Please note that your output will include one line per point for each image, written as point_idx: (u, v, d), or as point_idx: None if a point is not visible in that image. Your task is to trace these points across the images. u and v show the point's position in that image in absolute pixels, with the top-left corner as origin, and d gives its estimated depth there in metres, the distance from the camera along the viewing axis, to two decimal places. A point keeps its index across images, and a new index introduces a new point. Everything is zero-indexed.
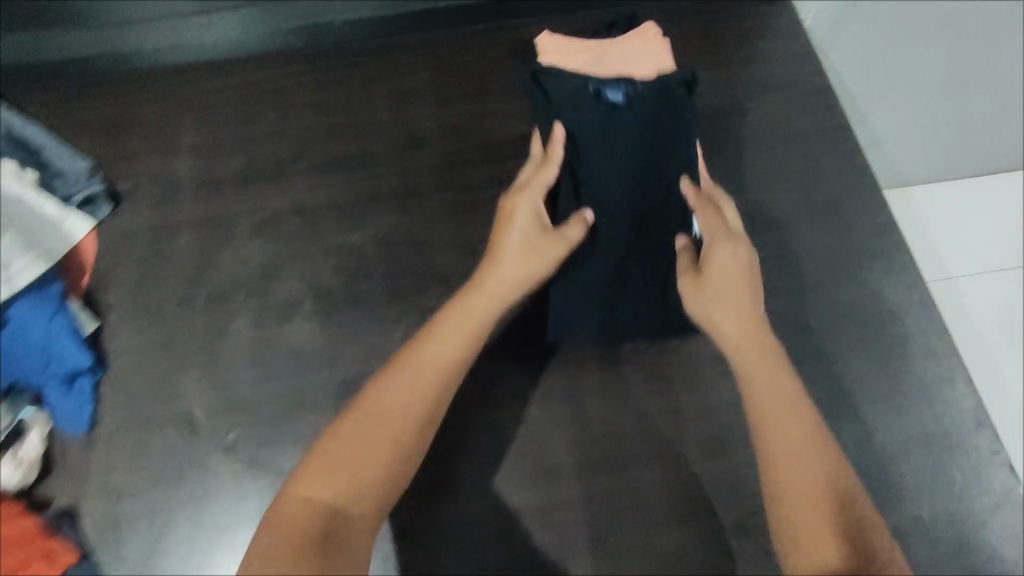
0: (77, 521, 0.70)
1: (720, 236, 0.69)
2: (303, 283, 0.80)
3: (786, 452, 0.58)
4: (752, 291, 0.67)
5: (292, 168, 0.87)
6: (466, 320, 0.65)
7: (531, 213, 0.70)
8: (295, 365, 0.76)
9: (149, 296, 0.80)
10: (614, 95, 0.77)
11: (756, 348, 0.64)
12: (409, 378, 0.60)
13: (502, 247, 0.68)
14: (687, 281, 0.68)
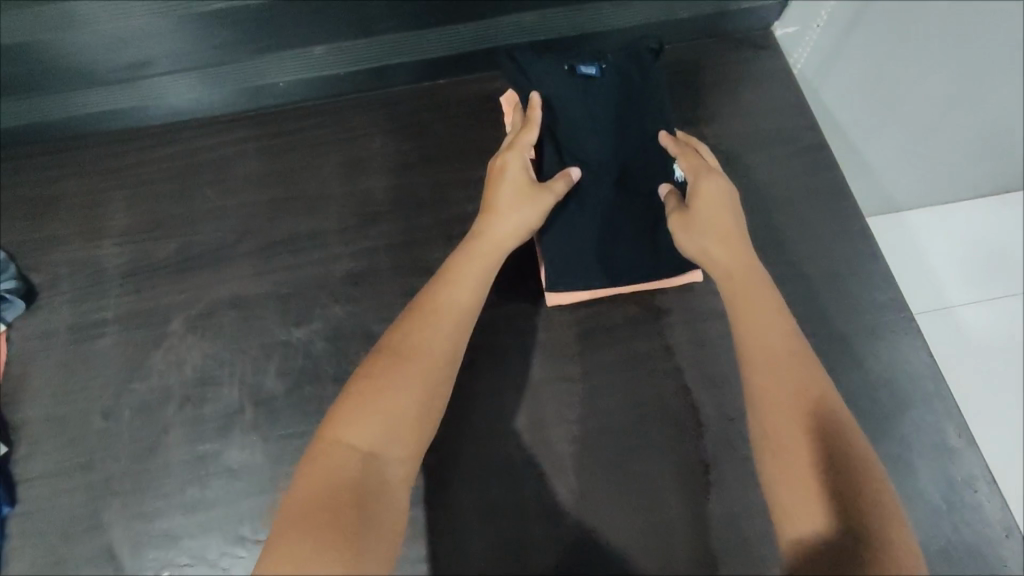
0: None
1: (702, 169, 0.64)
2: (244, 387, 0.70)
3: (784, 379, 0.53)
4: (737, 220, 0.62)
5: (234, 251, 0.78)
6: (477, 267, 0.60)
7: (521, 171, 0.64)
8: (234, 490, 0.65)
9: (66, 409, 0.69)
10: (589, 69, 0.77)
11: (753, 290, 0.58)
12: (427, 325, 0.55)
13: (501, 196, 0.63)
14: (674, 218, 0.63)
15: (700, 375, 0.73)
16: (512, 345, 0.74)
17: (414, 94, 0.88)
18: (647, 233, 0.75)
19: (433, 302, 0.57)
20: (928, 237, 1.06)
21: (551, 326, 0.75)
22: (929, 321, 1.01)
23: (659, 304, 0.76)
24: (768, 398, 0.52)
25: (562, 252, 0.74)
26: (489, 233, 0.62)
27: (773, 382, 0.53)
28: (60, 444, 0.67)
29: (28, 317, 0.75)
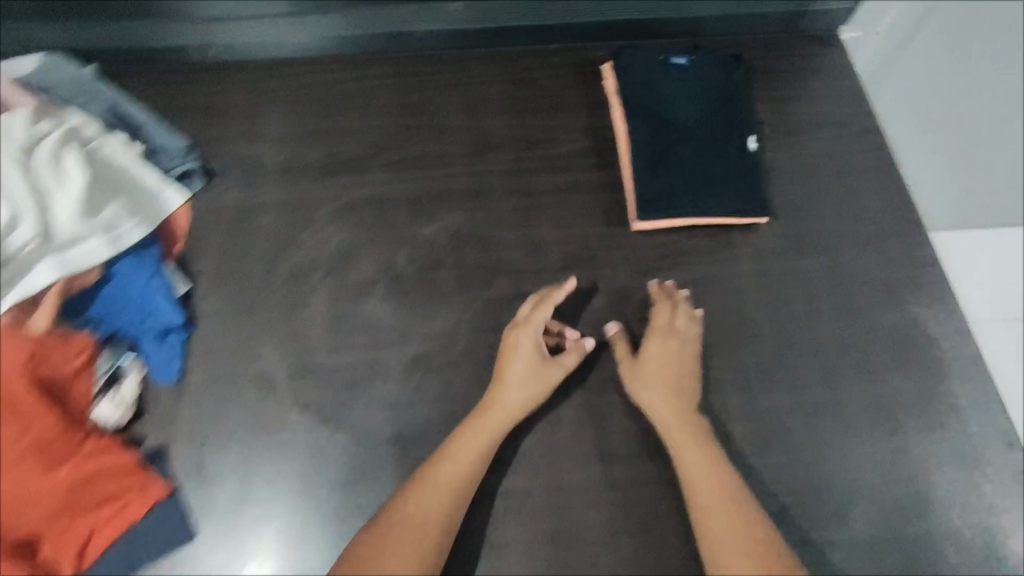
0: (167, 461, 0.74)
1: (659, 330, 0.79)
2: (378, 268, 0.84)
3: (722, 527, 0.68)
4: (687, 379, 0.77)
5: (370, 162, 0.92)
6: (475, 442, 0.71)
7: (532, 346, 0.75)
8: (371, 340, 0.79)
9: (234, 268, 0.84)
10: (679, 60, 0.95)
11: (702, 449, 0.72)
12: (419, 500, 0.67)
13: (514, 371, 0.74)
14: (626, 365, 0.78)
15: (761, 299, 0.84)
16: (605, 257, 0.87)
17: (525, 52, 1.02)
18: (725, 179, 0.89)
19: (432, 475, 0.69)
20: (985, 250, 1.12)
21: (639, 243, 0.88)
22: (987, 328, 1.09)
23: (732, 241, 0.88)
24: (715, 545, 0.67)
25: (652, 185, 0.88)
26: (491, 413, 0.73)
27: (710, 525, 0.68)
28: (230, 291, 0.82)
29: (203, 194, 0.89)
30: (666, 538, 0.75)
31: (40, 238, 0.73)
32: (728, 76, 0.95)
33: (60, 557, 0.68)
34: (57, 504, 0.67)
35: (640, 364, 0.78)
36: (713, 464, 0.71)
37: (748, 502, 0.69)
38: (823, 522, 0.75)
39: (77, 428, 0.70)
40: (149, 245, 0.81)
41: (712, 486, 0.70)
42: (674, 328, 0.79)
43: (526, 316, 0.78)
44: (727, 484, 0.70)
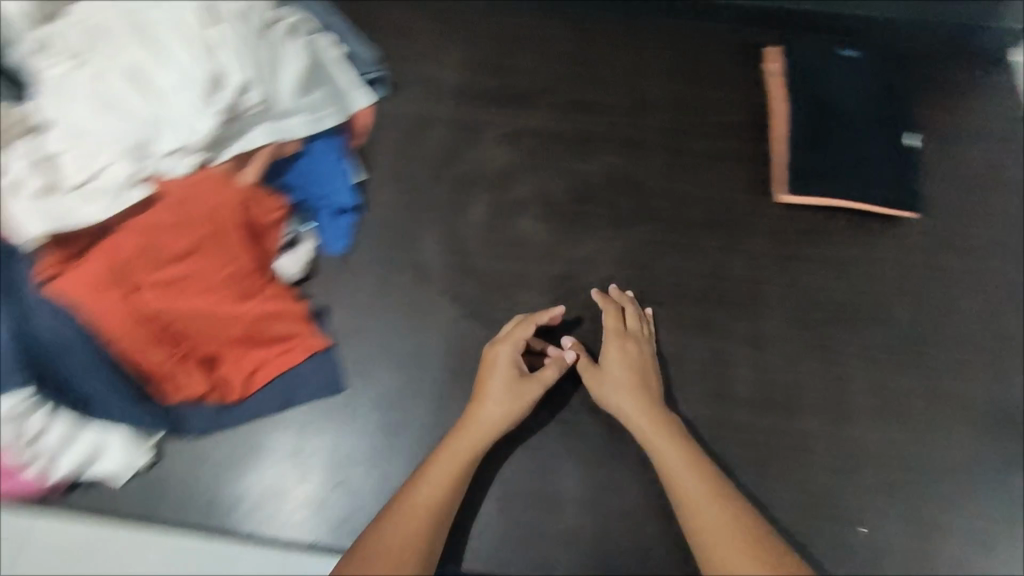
0: (329, 320, 0.82)
1: (614, 334, 0.80)
2: (536, 193, 0.92)
3: (718, 529, 0.63)
4: (649, 379, 0.78)
5: (538, 98, 0.99)
6: (454, 461, 0.70)
7: (509, 362, 0.76)
8: (522, 253, 0.88)
9: (408, 169, 0.93)
10: (848, 52, 0.99)
11: (683, 457, 0.70)
12: (396, 519, 0.63)
13: (494, 385, 0.75)
14: (590, 376, 0.78)
15: (894, 287, 0.87)
16: (747, 221, 0.91)
17: (700, 20, 1.04)
18: (880, 168, 0.91)
19: (407, 501, 0.65)
20: None
21: (783, 214, 0.91)
22: None
23: (876, 229, 0.90)
24: (720, 555, 0.61)
25: (806, 159, 0.91)
26: (470, 434, 0.72)
27: (710, 532, 0.63)
28: (402, 188, 0.92)
29: (387, 102, 0.99)
30: (772, 483, 0.78)
31: (264, 104, 0.81)
32: (894, 75, 0.98)
33: (233, 378, 0.77)
34: (240, 332, 0.76)
35: (600, 373, 0.78)
36: (696, 467, 0.69)
37: (739, 503, 0.66)
38: (925, 500, 0.78)
39: (265, 273, 0.79)
40: (338, 133, 0.90)
41: (696, 484, 0.67)
42: (625, 334, 0.81)
43: (506, 334, 0.79)
44: (713, 484, 0.67)
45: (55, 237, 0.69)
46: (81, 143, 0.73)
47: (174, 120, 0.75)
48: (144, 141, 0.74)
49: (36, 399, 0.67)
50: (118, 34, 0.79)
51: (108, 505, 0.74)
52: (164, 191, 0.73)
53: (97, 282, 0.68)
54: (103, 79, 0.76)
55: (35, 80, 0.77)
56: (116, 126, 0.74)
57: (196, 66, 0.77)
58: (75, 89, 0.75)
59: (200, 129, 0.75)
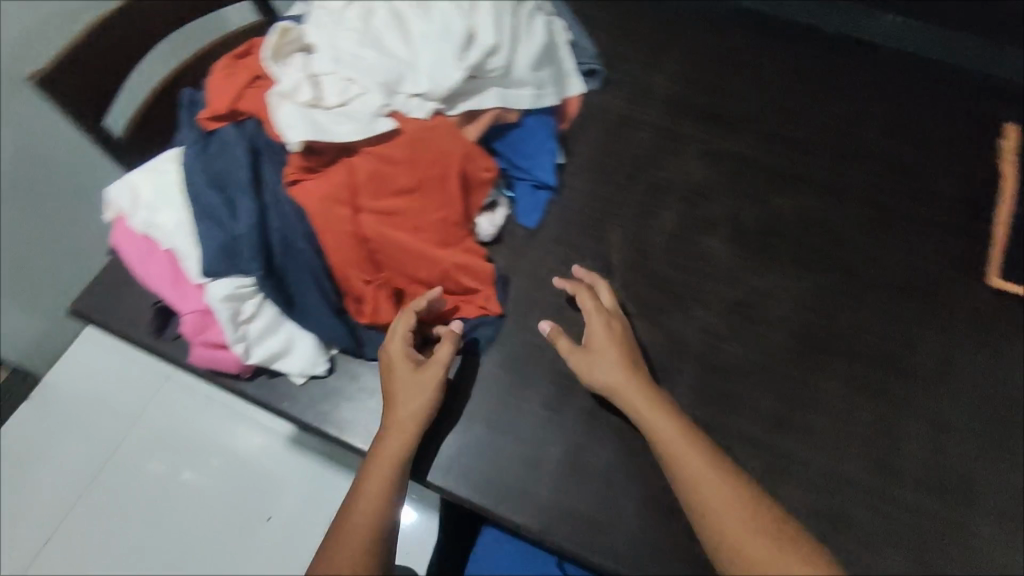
0: (507, 285, 0.84)
1: (595, 312, 0.79)
2: (728, 214, 0.92)
3: (717, 496, 0.66)
4: (634, 355, 0.77)
5: (745, 123, 0.98)
6: (385, 469, 0.69)
7: (402, 352, 0.74)
8: (703, 269, 0.88)
9: (605, 163, 0.95)
10: None
11: (678, 428, 0.71)
12: (343, 540, 0.65)
13: (398, 384, 0.73)
14: (579, 356, 0.76)
15: None
16: (950, 296, 0.86)
17: (935, 82, 1.00)
18: None
19: (349, 517, 0.67)
20: None
21: (991, 299, 0.85)
22: None
23: None
24: (720, 522, 0.65)
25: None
26: (394, 437, 0.71)
27: (713, 501, 0.66)
28: (597, 179, 0.93)
29: (597, 94, 1.01)
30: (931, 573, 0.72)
31: (503, 72, 0.85)
32: None
33: (412, 317, 0.79)
34: (431, 276, 0.79)
35: (583, 353, 0.76)
36: (691, 436, 0.70)
37: (730, 467, 0.69)
38: None
39: (466, 227, 0.82)
40: (550, 113, 0.93)
41: (693, 454, 0.69)
42: (603, 309, 0.79)
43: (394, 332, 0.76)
44: (708, 451, 0.69)
45: (305, 146, 0.75)
46: (344, 67, 0.78)
47: (426, 64, 0.80)
48: (397, 80, 0.78)
49: (256, 287, 0.72)
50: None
51: (282, 400, 0.77)
52: (402, 128, 0.77)
53: (326, 197, 0.74)
54: (373, 18, 0.83)
55: (314, 8, 0.85)
56: (376, 57, 0.78)
57: (455, 21, 0.82)
58: (348, 21, 0.82)
59: (448, 77, 0.79)
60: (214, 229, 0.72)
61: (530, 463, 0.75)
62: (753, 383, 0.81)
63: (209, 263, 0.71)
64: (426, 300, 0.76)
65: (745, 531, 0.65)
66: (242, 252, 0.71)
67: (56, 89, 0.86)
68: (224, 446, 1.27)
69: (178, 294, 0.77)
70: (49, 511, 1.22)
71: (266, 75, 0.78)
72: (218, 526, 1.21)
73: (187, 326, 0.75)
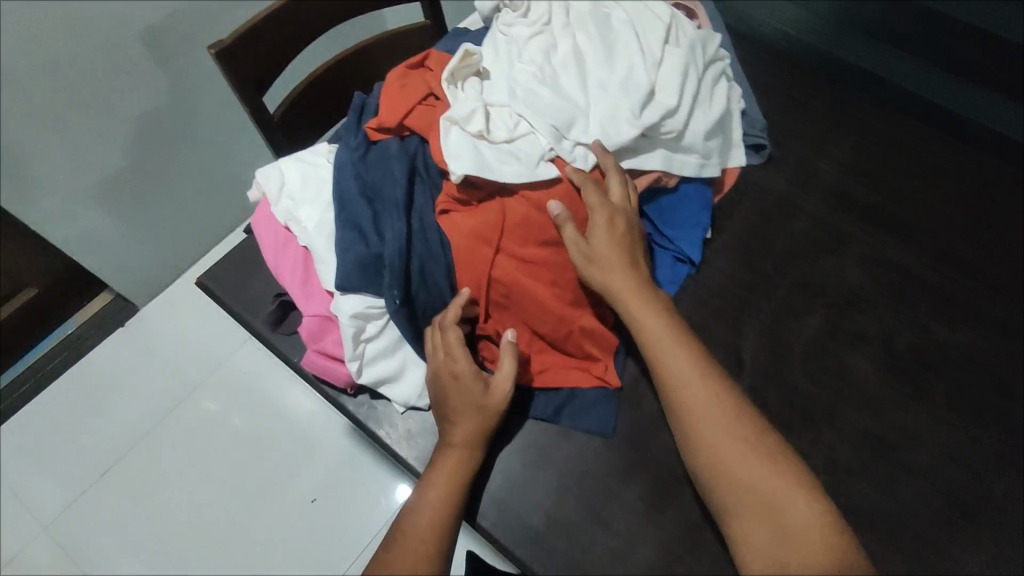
0: (627, 359, 0.79)
1: (600, 205, 0.72)
2: (880, 332, 0.84)
3: (696, 417, 0.67)
4: (632, 254, 0.74)
5: (916, 235, 0.91)
6: (445, 485, 0.68)
7: (468, 366, 0.69)
8: (841, 389, 0.80)
9: (754, 247, 0.89)
10: None
11: (669, 346, 0.70)
12: (400, 550, 0.65)
13: (459, 402, 0.70)
14: (576, 250, 0.72)
15: None
16: None
17: None
18: None
19: (407, 525, 0.67)
20: None
21: None
22: None
23: None
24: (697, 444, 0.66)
25: None
26: (456, 452, 0.69)
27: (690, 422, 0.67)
28: (742, 262, 0.88)
29: (758, 170, 0.95)
30: None
31: (676, 135, 0.79)
32: None
33: (527, 369, 0.76)
34: (556, 333, 0.75)
35: (585, 247, 0.72)
36: (680, 354, 0.70)
37: (716, 392, 0.68)
38: None
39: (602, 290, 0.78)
40: (708, 185, 0.88)
41: (679, 372, 0.69)
42: (609, 201, 0.73)
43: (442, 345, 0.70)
44: (695, 372, 0.69)
45: (465, 179, 0.72)
46: (516, 101, 0.74)
47: (600, 114, 0.75)
48: (568, 124, 0.74)
49: (384, 311, 0.70)
50: (580, 17, 0.81)
51: (380, 424, 0.75)
52: (563, 178, 0.74)
53: (473, 234, 0.72)
54: (554, 53, 0.79)
55: (496, 32, 0.82)
56: (550, 95, 0.74)
57: (639, 73, 0.77)
58: (530, 53, 0.78)
59: (620, 133, 0.74)
60: (357, 241, 0.71)
61: (620, 560, 0.69)
62: (876, 532, 0.73)
63: (346, 276, 0.70)
64: (461, 303, 0.71)
65: (722, 455, 0.65)
66: (384, 274, 0.70)
67: (237, 63, 0.89)
68: (283, 419, 1.36)
69: (304, 293, 0.77)
70: (121, 437, 1.34)
71: (438, 93, 0.77)
72: (260, 493, 1.30)
73: (306, 328, 0.74)
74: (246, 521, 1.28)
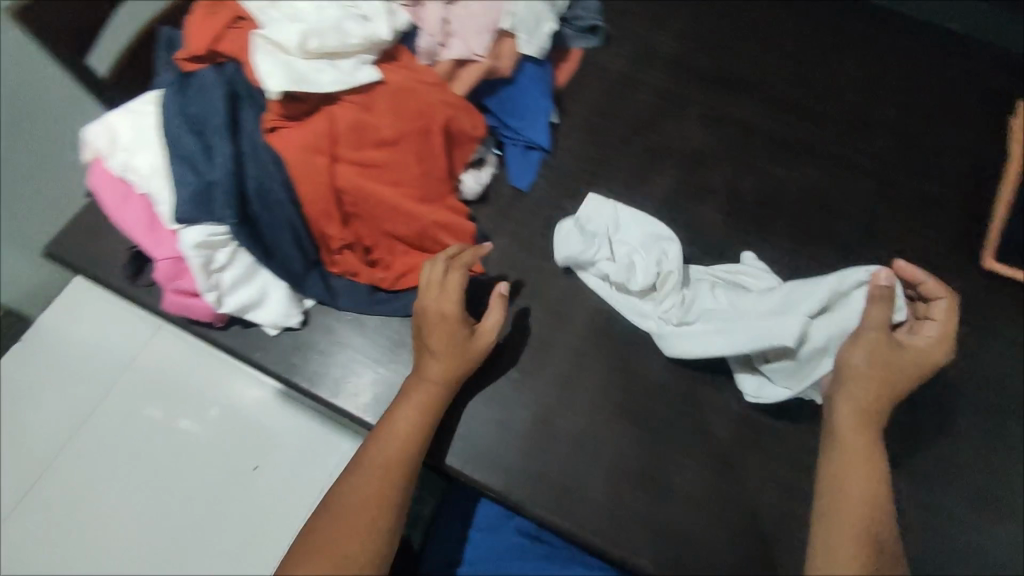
0: (488, 247, 0.82)
1: (942, 343, 0.69)
2: (725, 181, 0.88)
3: (854, 507, 0.63)
4: (902, 382, 0.68)
5: (751, 87, 0.94)
6: (417, 412, 0.69)
7: (459, 306, 0.72)
8: (691, 239, 0.85)
9: (599, 124, 0.91)
10: None
11: (870, 448, 0.66)
12: (362, 472, 0.66)
13: (439, 337, 0.71)
14: (880, 335, 0.67)
15: None
16: (940, 276, 0.84)
17: (952, 57, 0.96)
18: None
19: (371, 448, 0.68)
20: None
21: (977, 278, 0.84)
22: None
23: None
24: (837, 522, 0.63)
25: None
26: (431, 386, 0.70)
27: (846, 505, 0.63)
28: (590, 140, 0.90)
29: (597, 52, 0.96)
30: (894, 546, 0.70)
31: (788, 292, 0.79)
32: None
33: (388, 274, 0.78)
34: (410, 232, 0.77)
35: (891, 352, 0.67)
36: (873, 454, 0.65)
37: (887, 502, 0.64)
38: None
39: (449, 183, 0.80)
40: (549, 71, 0.89)
41: (863, 467, 0.65)
42: (943, 340, 0.69)
43: (444, 279, 0.72)
44: (878, 483, 0.64)
45: (286, 94, 0.72)
46: (800, 301, 0.71)
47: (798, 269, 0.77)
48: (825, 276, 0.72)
49: (229, 234, 0.71)
50: (587, 223, 0.81)
51: (254, 349, 0.78)
52: (385, 79, 0.75)
53: (304, 146, 0.72)
54: (720, 292, 0.76)
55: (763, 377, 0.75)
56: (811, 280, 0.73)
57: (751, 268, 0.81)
58: (832, 340, 0.71)
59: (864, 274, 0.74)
60: (188, 173, 0.71)
61: (500, 425, 0.74)
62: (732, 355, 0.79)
63: (181, 209, 0.69)
64: (477, 255, 0.74)
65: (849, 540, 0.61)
66: (214, 200, 0.69)
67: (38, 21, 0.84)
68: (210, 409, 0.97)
69: (153, 240, 0.76)
70: None
71: (249, 19, 0.76)
72: (173, 486, 0.95)
73: (160, 272, 0.74)
74: (158, 526, 0.93)
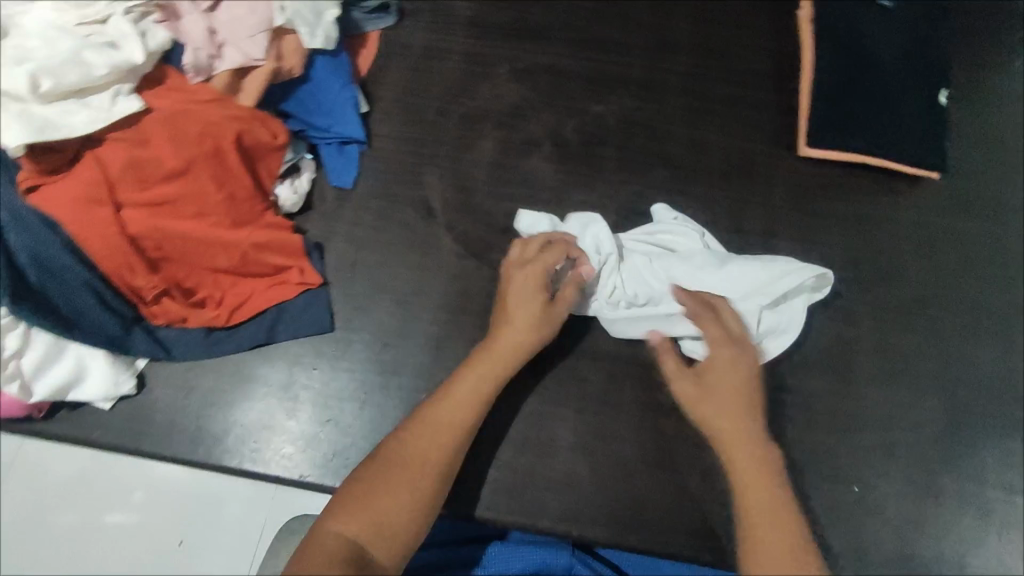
0: (323, 255, 0.78)
1: (722, 341, 0.65)
2: (548, 131, 0.88)
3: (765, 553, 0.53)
4: (748, 403, 0.63)
5: (554, 33, 0.94)
6: (486, 375, 0.65)
7: (543, 271, 0.68)
8: (526, 196, 0.85)
9: (412, 103, 0.88)
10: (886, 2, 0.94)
11: (751, 479, 0.59)
12: (422, 428, 0.60)
13: (518, 298, 0.68)
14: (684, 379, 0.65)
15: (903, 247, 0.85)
16: (761, 173, 0.88)
17: None
18: (908, 123, 0.88)
19: (435, 407, 0.62)
20: None
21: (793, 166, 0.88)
22: None
23: (892, 188, 0.87)
24: None
25: (836, 108, 0.88)
26: (501, 354, 0.66)
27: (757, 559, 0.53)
28: (405, 121, 0.87)
29: (393, 30, 0.92)
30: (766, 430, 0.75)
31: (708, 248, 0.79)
32: (932, 25, 0.93)
33: (221, 310, 0.73)
34: (232, 261, 0.72)
35: (705, 384, 0.64)
36: (758, 481, 0.58)
37: (797, 520, 0.56)
38: (921, 456, 0.76)
39: (262, 199, 0.75)
40: (345, 56, 0.84)
41: (760, 500, 0.57)
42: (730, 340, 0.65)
43: (535, 250, 0.70)
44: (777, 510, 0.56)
45: (36, 147, 0.65)
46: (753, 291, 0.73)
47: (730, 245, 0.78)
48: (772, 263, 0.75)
49: (10, 316, 0.65)
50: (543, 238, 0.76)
51: (91, 429, 0.71)
52: (152, 106, 0.69)
53: (77, 199, 0.65)
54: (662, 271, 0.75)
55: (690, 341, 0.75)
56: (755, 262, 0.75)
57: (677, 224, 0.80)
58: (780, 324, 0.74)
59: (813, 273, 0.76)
60: None
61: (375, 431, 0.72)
62: None
63: None
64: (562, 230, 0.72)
65: None
66: None
67: None
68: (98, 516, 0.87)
69: None
70: None
71: None
72: None
73: None
74: None
